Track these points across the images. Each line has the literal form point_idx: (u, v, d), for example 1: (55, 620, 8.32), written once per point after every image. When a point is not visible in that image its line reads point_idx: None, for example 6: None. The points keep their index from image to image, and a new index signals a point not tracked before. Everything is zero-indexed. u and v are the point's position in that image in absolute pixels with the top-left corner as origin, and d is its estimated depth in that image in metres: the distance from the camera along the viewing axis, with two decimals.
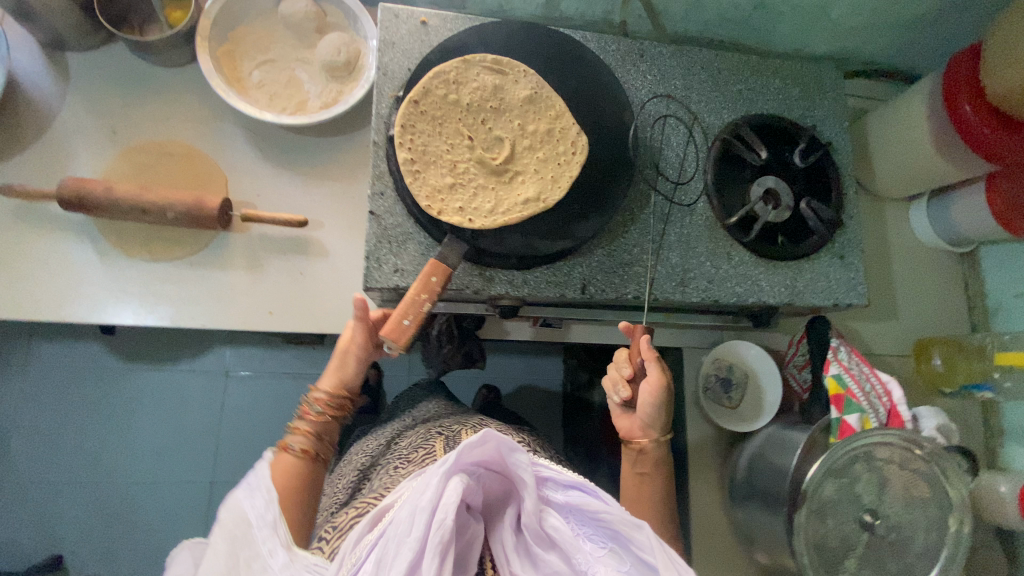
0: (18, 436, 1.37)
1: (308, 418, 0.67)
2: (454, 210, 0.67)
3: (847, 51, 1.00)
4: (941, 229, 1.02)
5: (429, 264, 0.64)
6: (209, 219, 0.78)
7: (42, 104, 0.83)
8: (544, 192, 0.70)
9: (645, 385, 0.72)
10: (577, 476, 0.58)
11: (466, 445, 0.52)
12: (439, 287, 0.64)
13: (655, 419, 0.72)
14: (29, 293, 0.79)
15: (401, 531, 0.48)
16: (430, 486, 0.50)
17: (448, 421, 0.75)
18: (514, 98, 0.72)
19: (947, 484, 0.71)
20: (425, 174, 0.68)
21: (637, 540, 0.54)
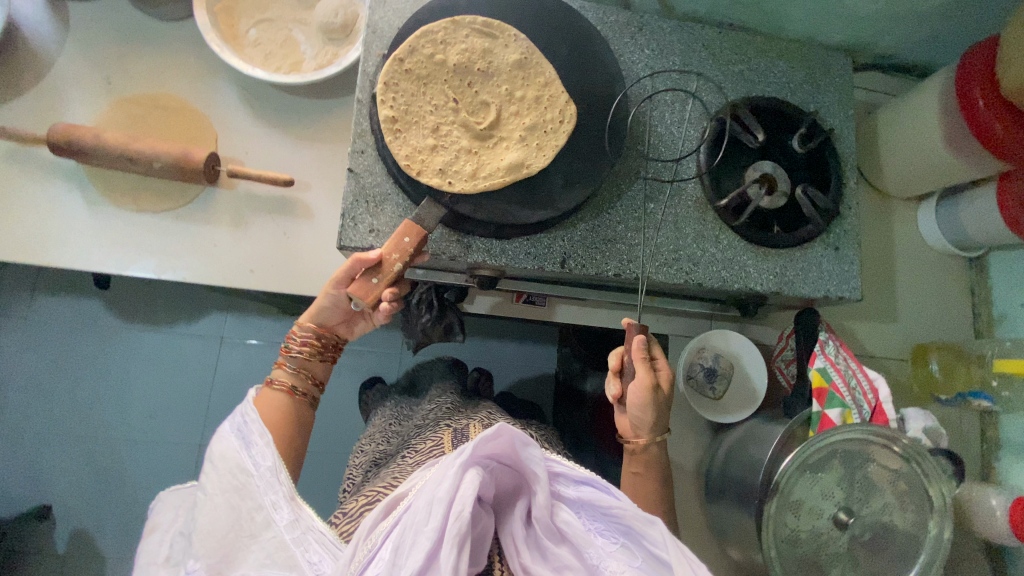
0: (16, 385, 1.41)
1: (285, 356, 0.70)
2: (433, 171, 0.66)
3: (861, 41, 0.96)
4: (948, 230, 0.98)
5: (403, 224, 0.63)
6: (195, 172, 0.78)
7: (41, 51, 0.84)
8: (528, 159, 0.69)
9: (634, 385, 0.69)
10: (589, 472, 0.57)
11: (482, 437, 0.51)
12: (411, 247, 0.63)
13: (645, 419, 0.70)
14: (16, 235, 0.80)
15: (418, 521, 0.47)
16: (446, 477, 0.48)
17: (457, 415, 0.76)
18: (502, 63, 0.71)
19: (926, 483, 0.69)
20: (407, 133, 0.67)
21: (649, 535, 0.52)
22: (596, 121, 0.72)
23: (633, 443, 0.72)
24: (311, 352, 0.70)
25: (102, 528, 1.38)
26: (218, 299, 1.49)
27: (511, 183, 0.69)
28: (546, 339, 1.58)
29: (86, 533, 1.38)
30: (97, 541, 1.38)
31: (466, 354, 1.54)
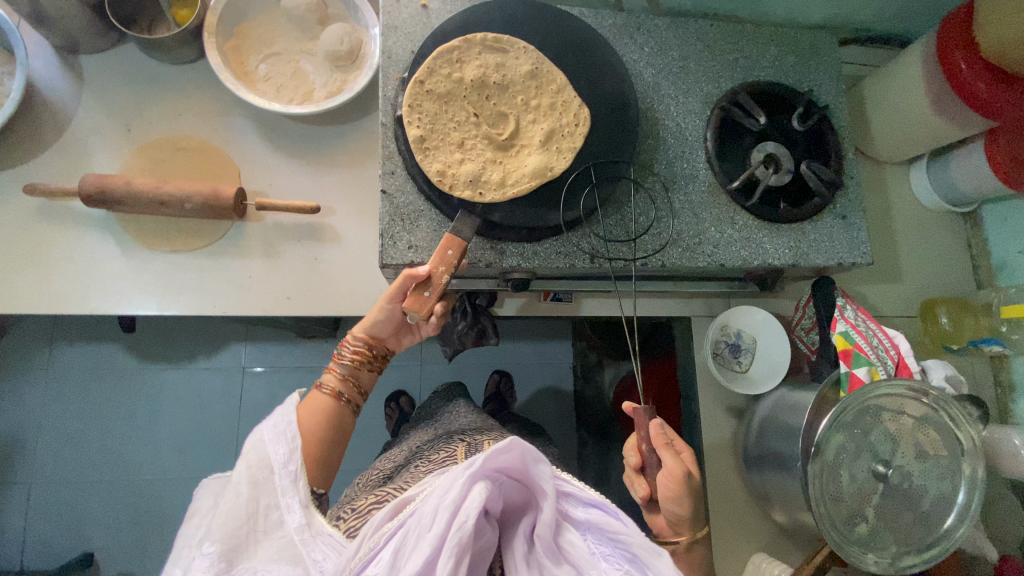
0: (45, 437, 1.41)
1: (337, 362, 0.73)
2: (464, 183, 0.70)
3: (841, 19, 1.01)
4: (942, 189, 1.03)
5: (446, 237, 0.66)
6: (226, 208, 0.81)
7: (59, 106, 0.86)
8: (550, 162, 0.72)
9: (661, 478, 0.67)
10: (598, 494, 0.57)
11: (493, 451, 0.52)
12: (454, 258, 0.66)
13: (683, 517, 0.67)
14: (56, 288, 0.82)
15: (423, 525, 0.49)
16: (454, 487, 0.50)
17: (470, 430, 0.80)
18: (516, 74, 0.74)
19: (955, 429, 0.73)
20: (436, 151, 0.71)
21: (655, 567, 0.52)
22: (611, 121, 0.76)
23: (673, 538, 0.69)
24: (360, 360, 0.73)
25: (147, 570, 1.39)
26: (236, 331, 1.51)
27: (536, 188, 0.72)
28: (561, 335, 1.61)
29: None
30: None
31: (486, 359, 1.57)
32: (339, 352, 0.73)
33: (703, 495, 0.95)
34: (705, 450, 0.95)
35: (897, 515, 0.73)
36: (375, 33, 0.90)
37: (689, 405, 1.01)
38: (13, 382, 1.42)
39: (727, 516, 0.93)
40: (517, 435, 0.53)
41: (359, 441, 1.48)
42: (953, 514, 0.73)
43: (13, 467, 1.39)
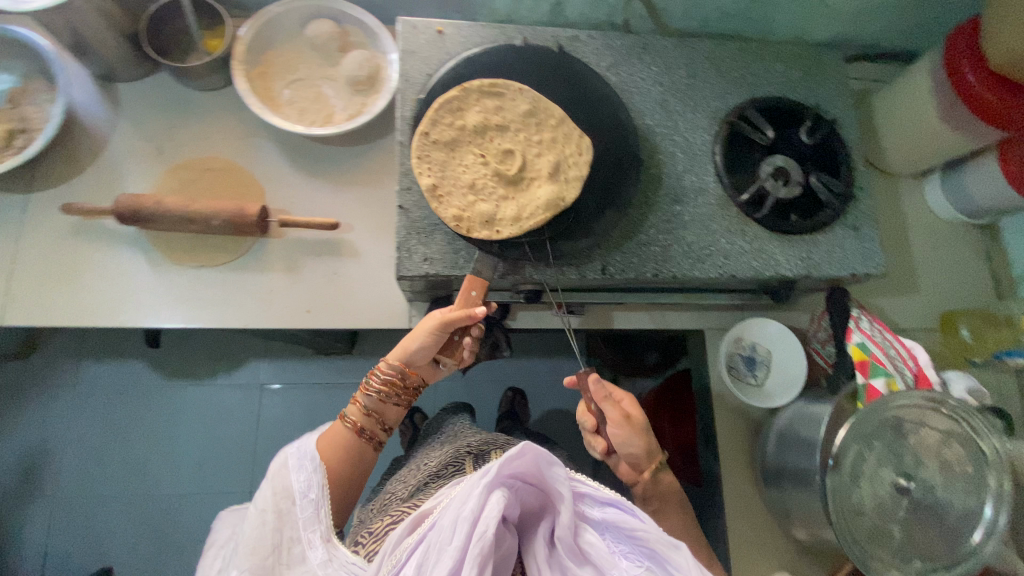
0: (70, 451, 1.45)
1: (364, 393, 0.76)
2: (479, 225, 0.71)
3: (846, 35, 1.03)
4: (957, 201, 1.03)
5: (469, 279, 0.73)
6: (251, 225, 0.84)
7: (97, 130, 0.91)
8: (562, 191, 0.72)
9: (607, 429, 0.70)
10: (614, 493, 0.58)
11: (509, 456, 0.54)
12: (478, 300, 0.73)
13: (637, 454, 0.72)
14: (90, 302, 0.85)
15: (442, 538, 0.51)
16: (473, 497, 0.52)
17: (472, 440, 0.84)
18: (515, 114, 0.74)
19: (975, 437, 0.70)
20: (449, 199, 0.71)
21: (675, 560, 0.53)
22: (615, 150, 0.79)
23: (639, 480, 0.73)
24: (389, 391, 0.76)
25: None
26: (256, 348, 1.54)
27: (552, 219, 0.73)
28: (575, 352, 1.61)
29: None
30: None
31: (500, 376, 1.57)
32: (368, 382, 0.76)
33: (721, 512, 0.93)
34: (722, 464, 0.93)
35: (922, 530, 0.71)
36: (393, 58, 0.95)
37: (705, 419, 1.00)
38: (41, 397, 1.46)
39: (746, 534, 0.91)
40: (529, 440, 0.55)
41: (373, 458, 1.48)
42: (979, 530, 0.69)
43: (38, 481, 1.42)
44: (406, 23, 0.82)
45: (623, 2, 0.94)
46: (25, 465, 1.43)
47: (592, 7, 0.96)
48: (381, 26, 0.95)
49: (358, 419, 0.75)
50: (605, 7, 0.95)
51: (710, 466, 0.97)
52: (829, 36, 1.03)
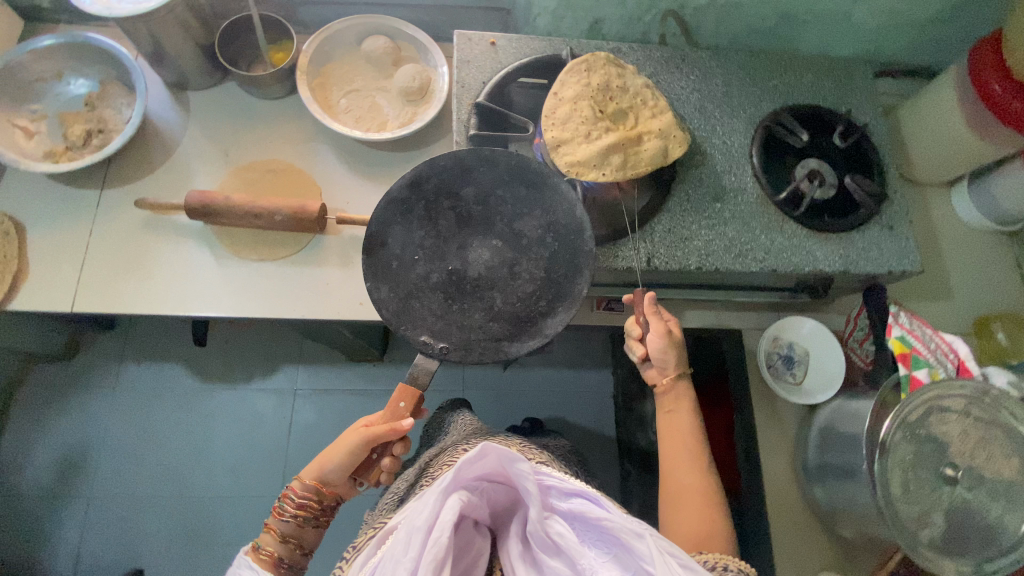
0: (107, 451, 1.47)
1: (278, 516, 0.70)
2: (591, 168, 0.76)
3: (870, 52, 1.09)
4: (985, 208, 1.05)
5: (399, 388, 0.71)
6: (311, 221, 0.89)
7: (168, 134, 0.98)
8: (666, 151, 0.79)
9: (652, 334, 0.76)
10: (579, 485, 0.59)
11: (464, 462, 0.56)
12: (406, 411, 0.70)
13: (670, 360, 0.76)
14: (156, 291, 0.90)
15: (398, 551, 0.52)
16: (427, 505, 0.54)
17: (471, 438, 0.80)
18: (631, 85, 0.82)
19: (1014, 423, 0.72)
20: (567, 144, 0.77)
21: (637, 548, 0.53)
22: (573, 238, 0.77)
23: (661, 386, 0.77)
24: (304, 516, 0.70)
25: None
26: (291, 353, 1.58)
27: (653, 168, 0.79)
28: (603, 362, 1.62)
29: None
30: None
31: (528, 385, 1.59)
32: (281, 505, 0.70)
33: (762, 511, 0.93)
34: (762, 462, 0.94)
35: (971, 517, 0.71)
36: (444, 71, 1.01)
37: (743, 418, 1.01)
38: (83, 397, 1.51)
39: (789, 533, 0.91)
40: (490, 441, 0.57)
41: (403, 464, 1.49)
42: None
43: (76, 479, 1.45)
44: (462, 36, 0.89)
45: (659, 19, 1.01)
46: (63, 463, 1.46)
47: (628, 25, 1.03)
48: (432, 41, 1.01)
49: (270, 551, 0.67)
50: (641, 25, 1.02)
51: (750, 464, 0.98)
52: (854, 52, 1.09)
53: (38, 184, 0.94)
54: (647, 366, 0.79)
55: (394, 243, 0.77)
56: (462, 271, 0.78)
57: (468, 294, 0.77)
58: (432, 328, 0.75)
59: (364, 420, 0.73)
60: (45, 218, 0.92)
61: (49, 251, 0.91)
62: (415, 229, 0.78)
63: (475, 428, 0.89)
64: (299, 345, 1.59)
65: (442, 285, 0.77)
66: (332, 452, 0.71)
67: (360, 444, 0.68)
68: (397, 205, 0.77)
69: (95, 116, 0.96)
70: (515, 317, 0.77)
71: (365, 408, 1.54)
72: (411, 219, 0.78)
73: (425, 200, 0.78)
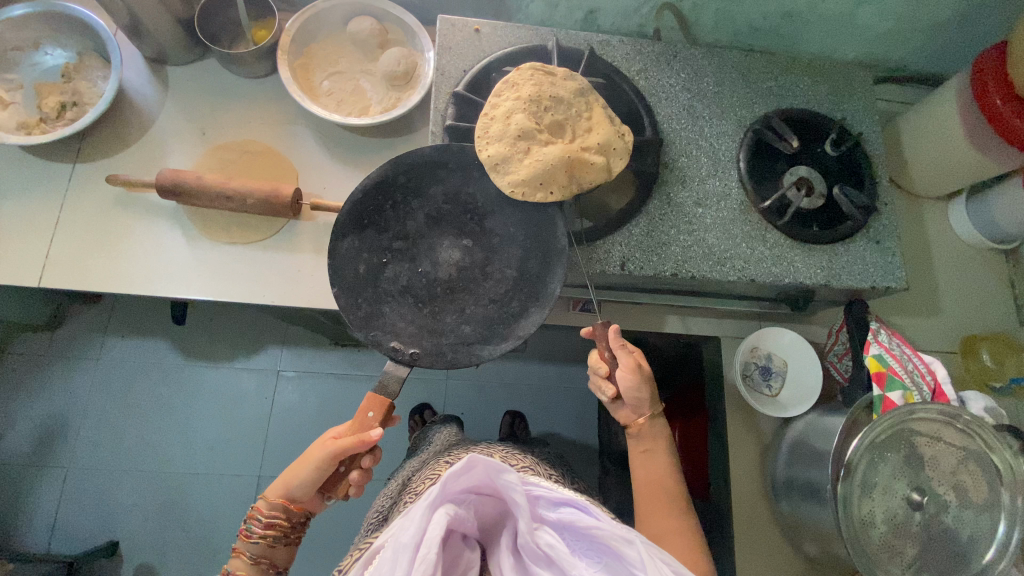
0: (87, 423, 1.48)
1: (247, 538, 0.68)
2: (535, 187, 0.72)
3: (874, 56, 1.05)
4: (983, 226, 1.01)
5: (366, 399, 0.68)
6: (284, 206, 0.87)
7: (145, 109, 0.96)
8: (613, 164, 0.75)
9: (622, 372, 0.73)
10: (568, 493, 0.54)
11: (449, 475, 0.51)
12: (375, 422, 0.68)
13: (643, 399, 0.74)
14: (125, 270, 0.89)
15: (382, 572, 0.47)
16: (412, 522, 0.49)
17: (457, 449, 0.74)
18: (565, 90, 0.76)
19: (987, 451, 0.69)
20: (507, 164, 0.72)
21: (629, 555, 0.50)
22: (546, 236, 0.75)
23: (637, 426, 0.75)
24: (275, 535, 0.68)
25: (167, 563, 1.41)
26: (275, 335, 1.58)
27: (600, 181, 0.74)
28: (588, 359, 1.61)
29: (151, 569, 1.40)
30: None
31: (510, 379, 1.58)
32: (249, 527, 0.68)
33: (728, 522, 0.92)
34: (731, 473, 0.93)
35: (935, 544, 0.69)
36: (430, 57, 0.98)
37: (717, 426, 0.99)
38: (65, 369, 1.51)
39: (754, 545, 0.90)
40: (474, 453, 0.52)
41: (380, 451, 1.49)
42: (991, 548, 0.68)
43: (55, 450, 1.46)
44: (446, 21, 0.86)
45: (654, 12, 0.97)
46: (43, 433, 1.47)
47: (623, 17, 0.99)
48: (419, 25, 0.98)
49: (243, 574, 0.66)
50: (637, 18, 0.99)
51: (720, 474, 0.96)
52: (858, 56, 1.05)
53: (11, 156, 0.93)
54: (619, 404, 0.77)
55: (362, 246, 0.75)
56: (433, 274, 0.76)
57: (439, 297, 0.76)
58: (401, 332, 0.74)
59: (330, 432, 0.71)
60: (16, 191, 0.91)
61: (19, 225, 0.89)
62: (384, 230, 0.76)
63: (462, 438, 0.85)
64: (283, 327, 1.58)
65: (411, 289, 0.76)
66: (299, 468, 0.68)
67: (327, 459, 0.66)
68: (361, 207, 0.74)
69: (71, 87, 0.94)
70: (487, 318, 0.75)
71: (347, 394, 1.53)
72: (377, 222, 0.76)
73: (393, 200, 0.76)
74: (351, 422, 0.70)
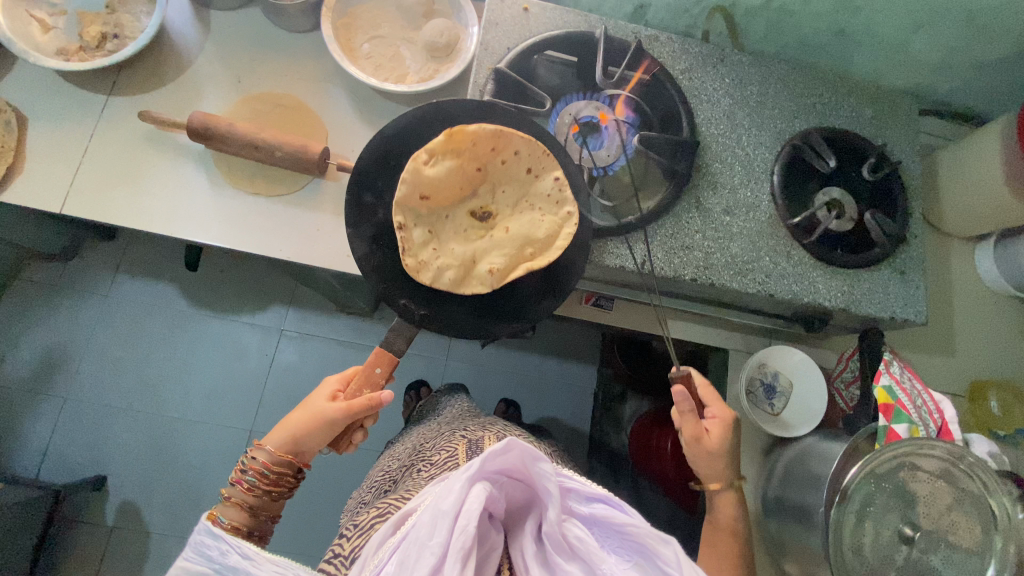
0: (88, 355, 1.49)
1: (244, 491, 0.66)
2: None
3: (922, 86, 1.03)
4: (1009, 272, 0.99)
5: (374, 355, 0.70)
6: (311, 163, 0.87)
7: (183, 49, 0.96)
8: None
9: (718, 423, 0.75)
10: (602, 489, 0.55)
11: (492, 453, 0.51)
12: (381, 378, 0.71)
13: (728, 458, 0.76)
14: (147, 206, 0.89)
15: (422, 535, 0.47)
16: (453, 491, 0.49)
17: (471, 425, 0.73)
18: None
19: (985, 495, 0.68)
20: None
21: (662, 554, 0.50)
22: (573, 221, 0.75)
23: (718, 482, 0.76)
24: (272, 490, 0.67)
25: (151, 503, 1.42)
26: (282, 294, 1.58)
27: None
28: (589, 357, 1.60)
29: (135, 508, 1.41)
30: (145, 516, 1.41)
31: (510, 366, 1.58)
32: (248, 480, 0.66)
33: None
34: None
35: None
36: (473, 31, 0.97)
37: None
38: (73, 302, 1.52)
39: None
40: (517, 436, 0.52)
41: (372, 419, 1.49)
42: None
43: (55, 379, 1.47)
44: None
45: (705, 14, 0.95)
46: (45, 360, 1.48)
47: (672, 15, 0.98)
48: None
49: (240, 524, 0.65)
50: (686, 18, 0.97)
51: None
52: (907, 84, 1.02)
53: (48, 80, 0.93)
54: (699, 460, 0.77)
55: (384, 209, 0.73)
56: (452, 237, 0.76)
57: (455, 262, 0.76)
58: (414, 292, 0.74)
59: (332, 388, 0.71)
60: (49, 117, 0.91)
61: (48, 149, 0.90)
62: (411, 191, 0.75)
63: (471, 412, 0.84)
64: (291, 286, 1.58)
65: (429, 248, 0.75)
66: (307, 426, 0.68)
67: (340, 418, 0.67)
68: (391, 154, 0.74)
69: (113, 19, 0.94)
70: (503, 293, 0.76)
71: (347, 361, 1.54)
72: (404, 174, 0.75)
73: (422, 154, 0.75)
74: (356, 376, 0.71)
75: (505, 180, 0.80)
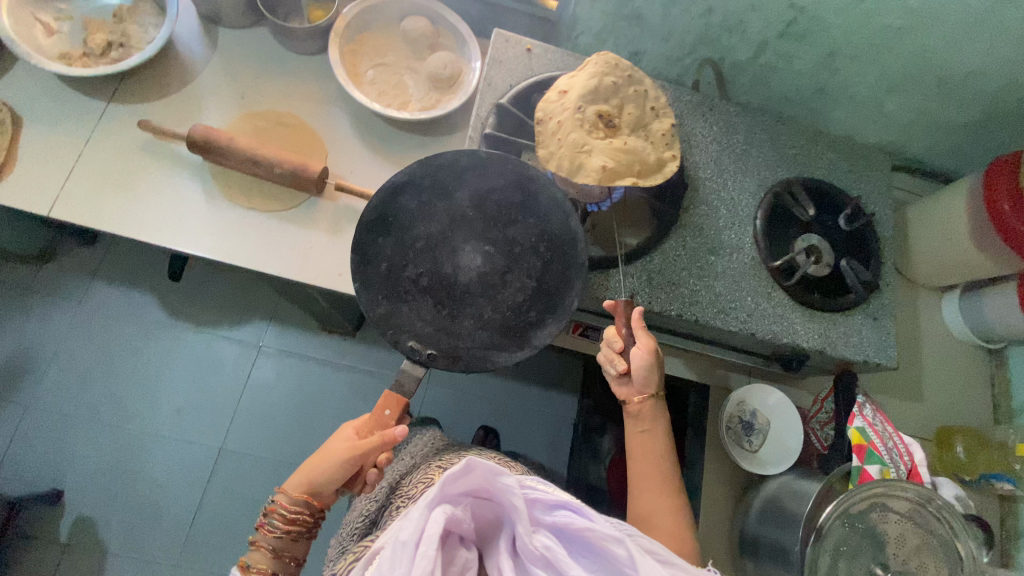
0: (57, 362, 1.44)
1: (267, 534, 0.65)
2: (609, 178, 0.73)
3: (895, 144, 1.09)
4: (973, 322, 1.04)
5: (383, 397, 0.69)
6: (309, 182, 0.88)
7: (189, 63, 0.97)
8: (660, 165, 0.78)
9: (638, 350, 0.72)
10: (564, 495, 0.54)
11: (449, 476, 0.50)
12: (392, 419, 0.69)
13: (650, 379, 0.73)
14: (142, 215, 0.89)
15: (384, 569, 0.47)
16: (412, 520, 0.48)
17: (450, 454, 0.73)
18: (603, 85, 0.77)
19: (953, 538, 0.70)
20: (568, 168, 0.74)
21: (619, 553, 0.51)
22: (567, 252, 0.75)
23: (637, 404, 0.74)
24: (294, 533, 0.66)
25: (108, 521, 1.35)
26: (265, 308, 1.56)
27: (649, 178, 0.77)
28: (570, 387, 1.61)
29: (91, 525, 1.34)
30: (101, 535, 1.34)
31: (491, 392, 1.57)
32: (269, 522, 0.65)
33: None
34: (700, 520, 0.93)
35: None
36: (476, 66, 1.00)
37: (692, 472, 0.99)
38: (45, 305, 1.48)
39: None
40: (474, 455, 0.51)
41: None
42: None
43: (17, 385, 1.42)
44: (501, 35, 0.90)
45: (697, 65, 1.01)
46: (9, 365, 1.42)
47: (666, 63, 1.03)
48: (471, 35, 1.00)
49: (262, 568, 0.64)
50: (678, 67, 1.03)
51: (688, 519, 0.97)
52: (881, 141, 1.09)
53: (49, 84, 0.93)
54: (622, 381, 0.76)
55: (384, 242, 0.75)
56: (453, 276, 0.76)
57: (459, 300, 0.75)
58: (420, 333, 0.74)
59: (348, 429, 0.69)
60: (47, 120, 0.91)
61: (42, 153, 0.89)
62: (410, 234, 0.76)
63: (448, 441, 0.84)
64: (274, 301, 1.56)
65: (432, 289, 0.75)
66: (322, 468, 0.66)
67: (348, 460, 0.64)
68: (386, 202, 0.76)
69: (120, 29, 0.96)
70: (508, 325, 0.75)
71: (326, 381, 1.51)
72: (401, 219, 0.76)
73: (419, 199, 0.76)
74: (368, 418, 0.69)
75: (633, 103, 0.79)
